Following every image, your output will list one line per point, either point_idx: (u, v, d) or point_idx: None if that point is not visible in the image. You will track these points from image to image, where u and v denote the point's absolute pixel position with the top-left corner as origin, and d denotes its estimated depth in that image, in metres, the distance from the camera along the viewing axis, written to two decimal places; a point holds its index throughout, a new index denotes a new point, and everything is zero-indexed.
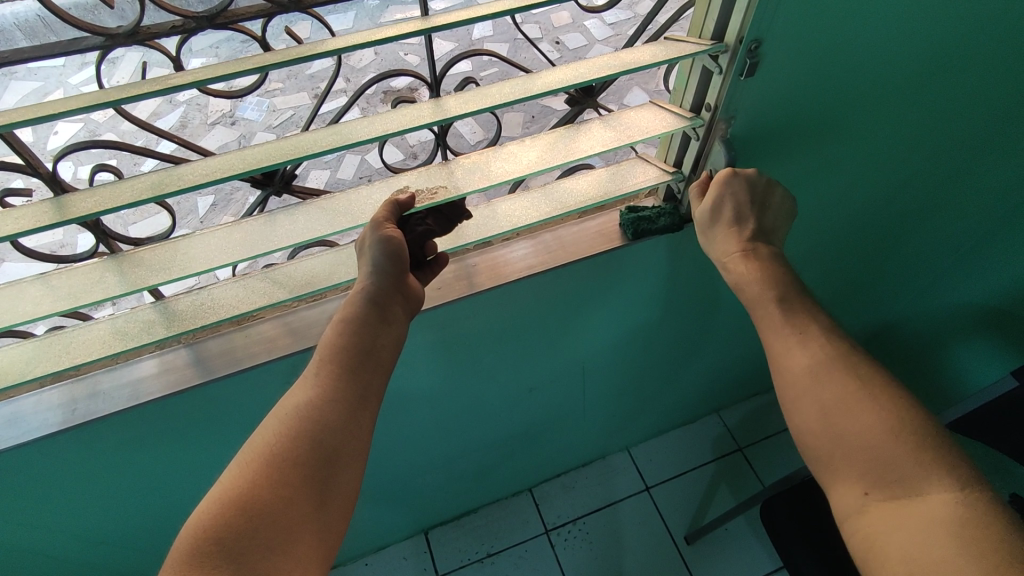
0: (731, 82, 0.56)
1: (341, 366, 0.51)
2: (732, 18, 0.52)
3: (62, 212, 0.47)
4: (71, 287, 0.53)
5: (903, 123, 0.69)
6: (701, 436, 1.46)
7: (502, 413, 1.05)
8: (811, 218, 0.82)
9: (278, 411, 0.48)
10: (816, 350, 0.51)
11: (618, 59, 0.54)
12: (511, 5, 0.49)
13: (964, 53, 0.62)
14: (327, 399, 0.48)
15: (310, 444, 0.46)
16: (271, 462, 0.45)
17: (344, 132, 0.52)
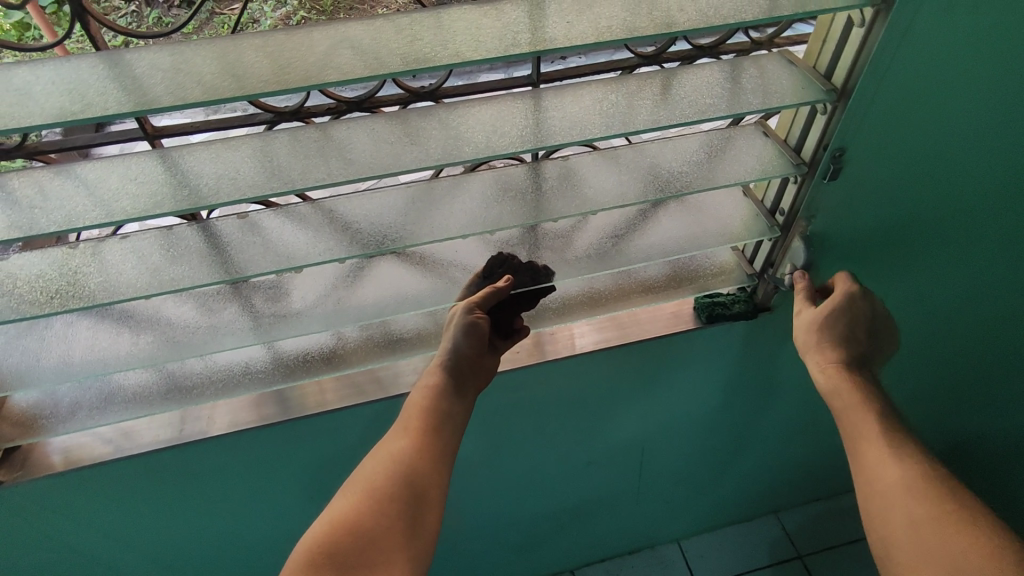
0: (814, 183, 0.59)
1: (424, 427, 0.61)
2: (810, 135, 0.58)
3: (228, 269, 0.56)
4: (202, 337, 0.62)
5: (984, 241, 0.71)
6: (758, 537, 1.39)
7: (558, 487, 1.05)
8: (890, 321, 0.82)
9: (369, 458, 0.59)
10: (904, 464, 0.55)
11: (707, 171, 0.61)
12: (619, 97, 0.53)
13: None
14: (421, 449, 0.59)
15: (399, 484, 0.56)
16: (364, 497, 0.55)
17: (450, 219, 0.60)
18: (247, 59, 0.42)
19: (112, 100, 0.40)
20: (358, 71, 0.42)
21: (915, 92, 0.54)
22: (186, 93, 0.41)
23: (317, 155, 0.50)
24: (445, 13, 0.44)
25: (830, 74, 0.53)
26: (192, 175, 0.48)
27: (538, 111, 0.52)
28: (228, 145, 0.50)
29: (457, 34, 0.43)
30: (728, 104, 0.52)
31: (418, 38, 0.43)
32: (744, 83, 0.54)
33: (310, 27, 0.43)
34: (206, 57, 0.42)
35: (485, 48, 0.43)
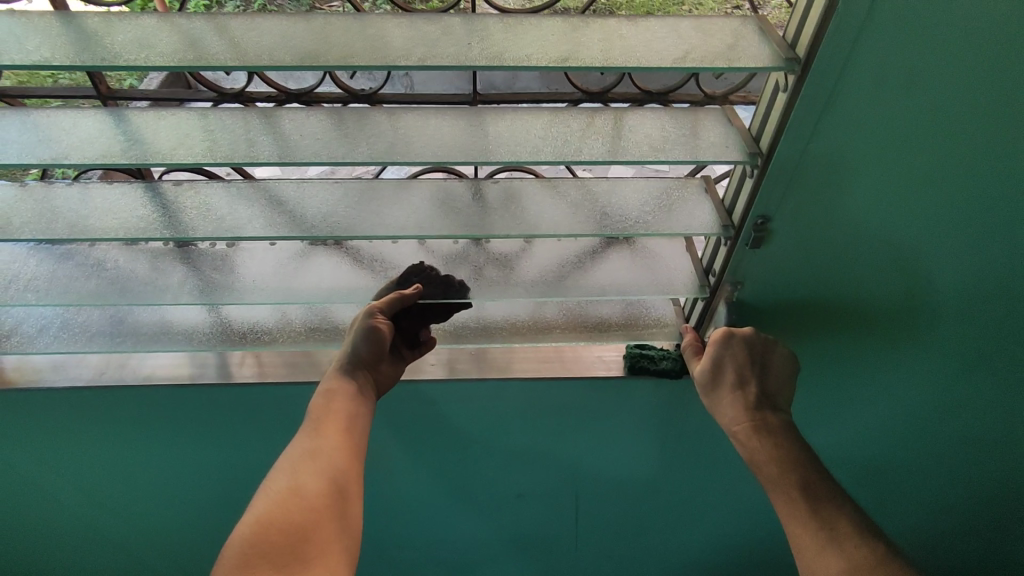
0: (738, 251, 0.58)
1: (340, 424, 0.63)
2: (740, 200, 0.56)
3: (172, 228, 0.59)
4: (135, 290, 0.66)
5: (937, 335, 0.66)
6: None
7: (490, 517, 1.02)
8: (845, 406, 0.77)
9: (291, 455, 0.60)
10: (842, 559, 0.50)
11: (638, 218, 0.60)
12: (539, 127, 0.54)
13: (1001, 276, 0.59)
14: (325, 445, 0.61)
15: (323, 480, 0.58)
16: (291, 494, 0.56)
17: (382, 219, 0.62)
18: (152, 35, 0.44)
19: (27, 52, 0.43)
20: (253, 60, 0.44)
21: (841, 165, 0.52)
22: (89, 56, 0.43)
23: (242, 136, 0.52)
24: (363, 19, 0.46)
25: (758, 137, 0.52)
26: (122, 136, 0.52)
27: (457, 127, 0.54)
28: (167, 112, 0.53)
29: (368, 40, 0.45)
30: (649, 152, 0.52)
31: (330, 39, 0.45)
32: (671, 135, 0.53)
33: (219, 16, 0.45)
34: (121, 27, 0.44)
35: (388, 56, 0.44)
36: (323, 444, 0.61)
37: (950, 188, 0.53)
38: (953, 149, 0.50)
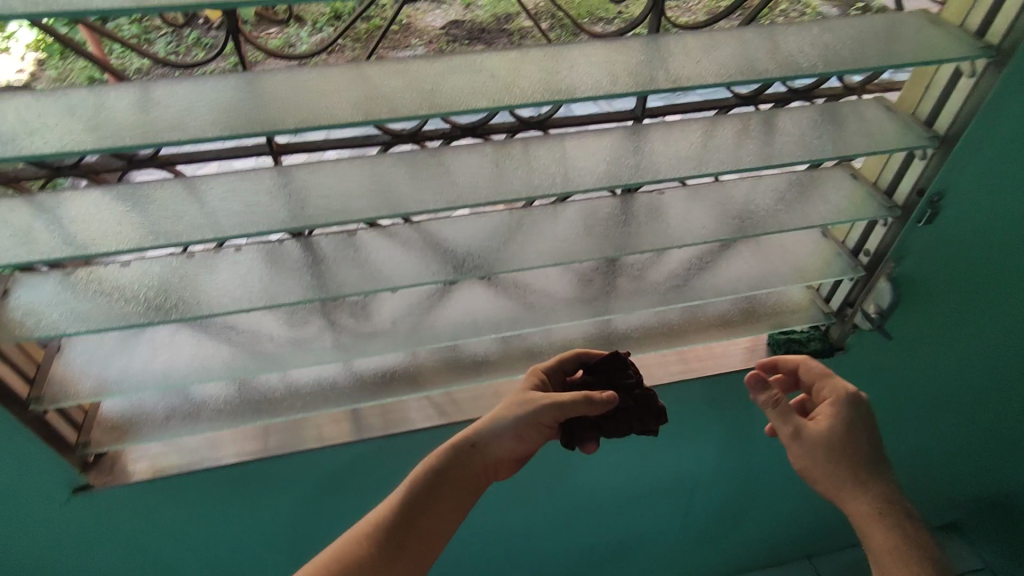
0: (906, 226, 0.61)
1: (423, 514, 0.53)
2: (906, 179, 0.59)
3: (322, 290, 0.56)
4: (284, 353, 0.62)
5: None
6: None
7: (605, 524, 1.03)
8: (968, 376, 0.82)
9: (375, 517, 0.53)
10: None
11: (794, 209, 0.61)
12: (723, 134, 0.55)
13: None
14: (412, 539, 0.52)
15: (405, 556, 0.51)
16: (355, 572, 0.50)
17: (526, 244, 0.61)
18: (390, 86, 0.44)
19: (272, 120, 0.42)
20: (498, 98, 0.43)
21: (1005, 143, 0.56)
22: (336, 115, 0.42)
23: (440, 179, 0.51)
24: (577, 50, 0.46)
25: (932, 120, 0.55)
26: (318, 192, 0.50)
27: (646, 145, 0.54)
28: (358, 163, 0.52)
29: (590, 71, 0.46)
30: (835, 146, 0.54)
31: (552, 75, 0.45)
32: (846, 126, 0.55)
33: (444, 58, 0.45)
34: (355, 84, 0.44)
35: (618, 86, 0.45)
36: (398, 540, 0.52)
37: None
38: None
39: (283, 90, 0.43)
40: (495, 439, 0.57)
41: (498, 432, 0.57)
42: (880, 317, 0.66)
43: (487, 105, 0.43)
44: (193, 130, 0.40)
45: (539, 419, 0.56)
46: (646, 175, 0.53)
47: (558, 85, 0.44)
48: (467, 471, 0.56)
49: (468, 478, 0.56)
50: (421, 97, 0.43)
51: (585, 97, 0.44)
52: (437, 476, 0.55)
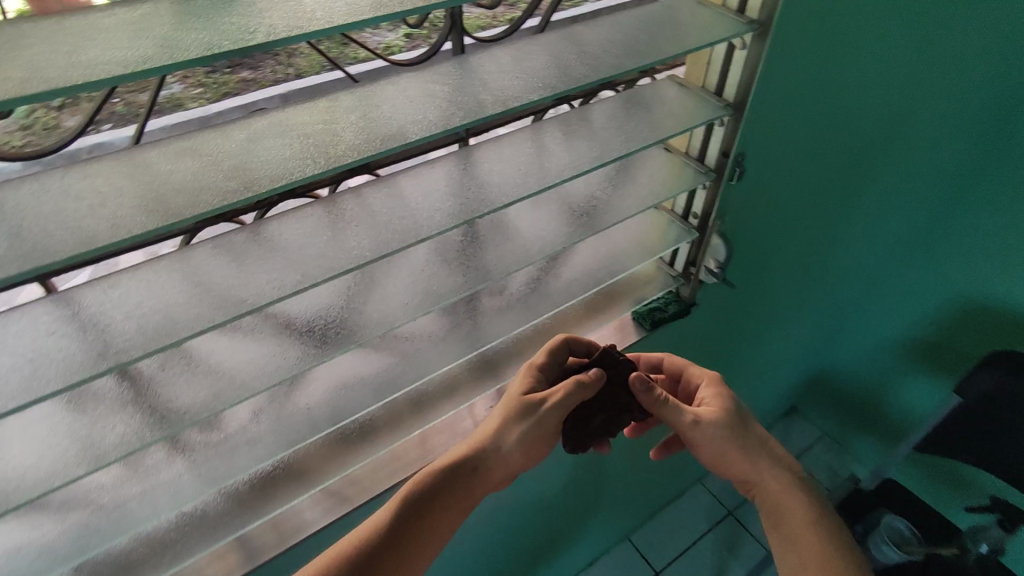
0: (724, 186, 0.65)
1: (414, 539, 0.54)
2: (710, 145, 0.64)
3: (160, 428, 0.48)
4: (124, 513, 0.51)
5: (830, 209, 0.85)
6: (696, 507, 1.49)
7: (525, 525, 1.04)
8: (784, 282, 0.94)
9: (357, 535, 0.54)
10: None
11: (619, 196, 0.65)
12: (546, 139, 0.56)
13: (865, 152, 0.78)
14: (395, 567, 0.53)
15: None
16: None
17: (383, 297, 0.58)
18: (193, 168, 0.37)
19: (36, 248, 0.32)
20: (333, 160, 0.38)
21: (783, 98, 0.62)
22: (134, 227, 0.34)
23: (276, 260, 0.47)
24: (382, 87, 0.43)
25: (720, 90, 0.60)
26: (122, 315, 0.43)
27: (472, 165, 0.54)
28: (162, 266, 0.46)
29: (409, 109, 0.42)
30: (648, 132, 0.57)
31: (374, 120, 0.41)
32: (652, 110, 0.59)
33: (247, 121, 0.39)
34: (143, 178, 0.36)
35: (444, 120, 0.42)
36: (382, 572, 0.52)
37: (845, 96, 0.67)
38: (849, 64, 0.64)
39: (45, 204, 0.34)
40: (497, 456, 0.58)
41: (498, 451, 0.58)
42: (721, 272, 0.71)
43: (304, 174, 0.37)
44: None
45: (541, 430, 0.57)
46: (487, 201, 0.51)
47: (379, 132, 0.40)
48: (464, 487, 0.57)
49: (465, 493, 0.57)
50: (225, 182, 0.36)
51: (422, 139, 0.40)
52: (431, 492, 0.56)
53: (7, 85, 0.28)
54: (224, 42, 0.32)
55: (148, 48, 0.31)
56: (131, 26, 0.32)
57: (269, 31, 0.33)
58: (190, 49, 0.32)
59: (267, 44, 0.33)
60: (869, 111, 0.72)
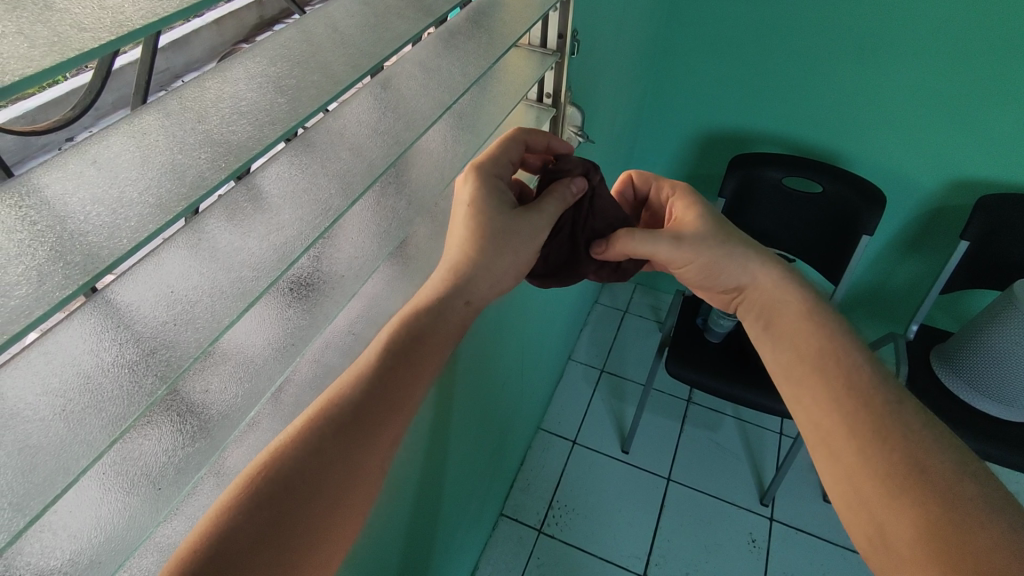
0: (566, 61, 0.81)
1: (389, 398, 0.53)
2: (548, 31, 0.78)
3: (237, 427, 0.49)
4: None
5: (603, 81, 1.09)
6: (576, 380, 1.75)
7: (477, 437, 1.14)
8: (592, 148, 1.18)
9: (340, 393, 0.51)
10: (909, 447, 0.53)
11: (501, 85, 0.74)
12: (438, 38, 0.64)
13: (612, 25, 1.03)
14: (380, 417, 0.52)
15: (373, 436, 0.51)
16: (330, 446, 0.48)
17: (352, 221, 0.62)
18: (234, 104, 0.36)
19: (161, 202, 0.30)
20: (357, 66, 0.41)
21: None
22: (252, 147, 0.34)
23: (292, 206, 0.43)
24: (332, 6, 0.46)
25: None
26: (181, 301, 0.37)
27: (398, 72, 0.58)
28: (184, 241, 0.40)
29: (365, 21, 0.46)
30: (515, 20, 0.68)
31: (346, 36, 0.44)
32: (506, 5, 0.70)
33: (243, 57, 0.39)
34: (197, 126, 0.35)
35: (412, 22, 0.46)
36: (367, 424, 0.51)
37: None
38: None
39: (122, 165, 0.32)
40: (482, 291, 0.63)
41: (480, 286, 0.63)
42: (581, 132, 0.90)
43: (343, 84, 0.39)
44: (71, 261, 0.27)
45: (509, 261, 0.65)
46: (437, 96, 0.56)
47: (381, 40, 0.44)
48: (439, 333, 0.60)
49: (438, 339, 0.60)
50: (286, 111, 0.36)
51: (403, 43, 0.44)
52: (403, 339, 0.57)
53: (121, 21, 0.26)
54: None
55: None
56: None
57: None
58: None
59: None
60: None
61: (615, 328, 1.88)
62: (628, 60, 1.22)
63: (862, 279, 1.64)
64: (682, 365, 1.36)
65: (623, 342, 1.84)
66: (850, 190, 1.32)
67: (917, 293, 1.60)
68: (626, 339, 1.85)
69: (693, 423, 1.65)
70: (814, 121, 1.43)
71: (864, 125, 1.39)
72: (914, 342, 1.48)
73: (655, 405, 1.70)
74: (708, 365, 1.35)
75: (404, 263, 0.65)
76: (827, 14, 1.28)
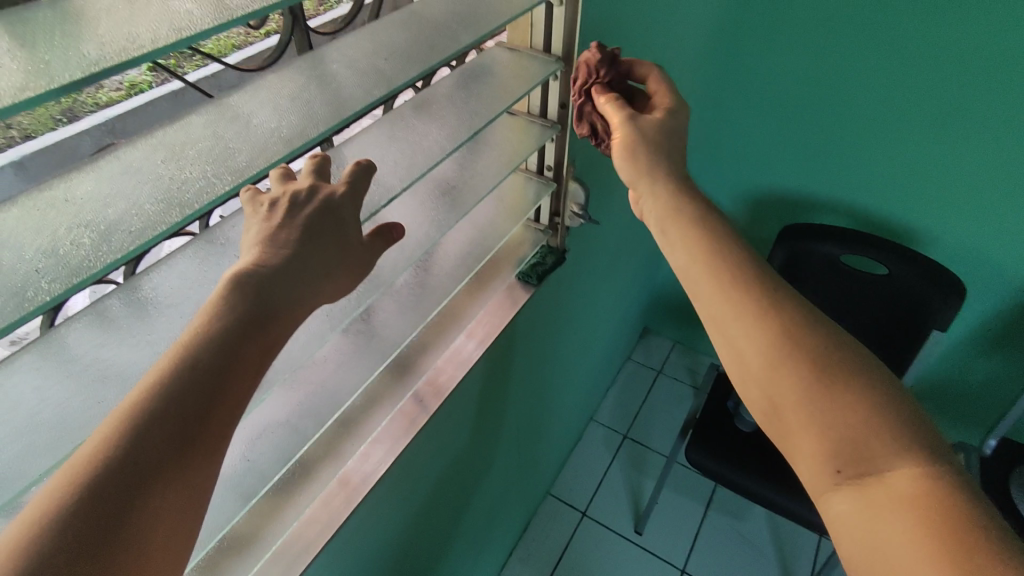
0: (569, 132, 0.72)
1: (218, 374, 0.31)
2: (549, 99, 0.69)
3: None
4: None
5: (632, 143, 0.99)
6: (595, 443, 1.62)
7: (463, 514, 1.05)
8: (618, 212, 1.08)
9: (148, 381, 0.30)
10: (864, 408, 0.40)
11: (486, 159, 0.66)
12: (402, 112, 0.56)
13: (645, 83, 0.93)
14: (215, 402, 0.31)
15: (203, 428, 0.30)
16: (142, 463, 0.28)
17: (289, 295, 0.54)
18: (34, 238, 0.31)
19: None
20: (211, 187, 0.34)
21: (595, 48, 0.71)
22: (38, 292, 0.29)
23: (168, 316, 0.40)
24: (232, 97, 0.39)
25: (548, 47, 0.65)
26: (9, 429, 0.34)
27: (342, 157, 0.51)
28: (35, 354, 0.37)
29: (281, 110, 0.40)
30: (498, 92, 0.59)
31: (228, 140, 0.37)
32: (494, 74, 0.62)
33: (83, 170, 0.34)
34: (25, 239, 0.30)
35: (310, 122, 0.39)
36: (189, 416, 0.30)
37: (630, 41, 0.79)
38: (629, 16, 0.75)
39: None
40: (319, 284, 0.37)
41: (309, 280, 0.36)
42: (586, 209, 0.80)
43: (174, 220, 0.32)
44: None
45: (344, 241, 0.38)
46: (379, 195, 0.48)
47: (259, 149, 0.37)
48: (276, 318, 0.34)
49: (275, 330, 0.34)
50: (88, 259, 0.30)
51: (307, 143, 0.38)
52: (261, 299, 0.34)
53: None
54: (102, 56, 0.27)
55: (15, 77, 0.25)
56: None
57: (149, 34, 0.28)
58: (68, 70, 0.26)
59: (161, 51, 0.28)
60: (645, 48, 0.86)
61: (646, 389, 1.75)
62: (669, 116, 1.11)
63: (934, 371, 1.43)
64: (704, 453, 1.22)
65: (652, 407, 1.70)
66: (919, 274, 1.15)
67: (1000, 395, 1.38)
68: (656, 403, 1.71)
69: (719, 508, 1.49)
70: (884, 192, 1.27)
71: (946, 200, 1.20)
72: (991, 456, 1.27)
73: (679, 482, 1.55)
74: (733, 456, 1.21)
75: (341, 361, 0.59)
76: (904, 77, 1.12)
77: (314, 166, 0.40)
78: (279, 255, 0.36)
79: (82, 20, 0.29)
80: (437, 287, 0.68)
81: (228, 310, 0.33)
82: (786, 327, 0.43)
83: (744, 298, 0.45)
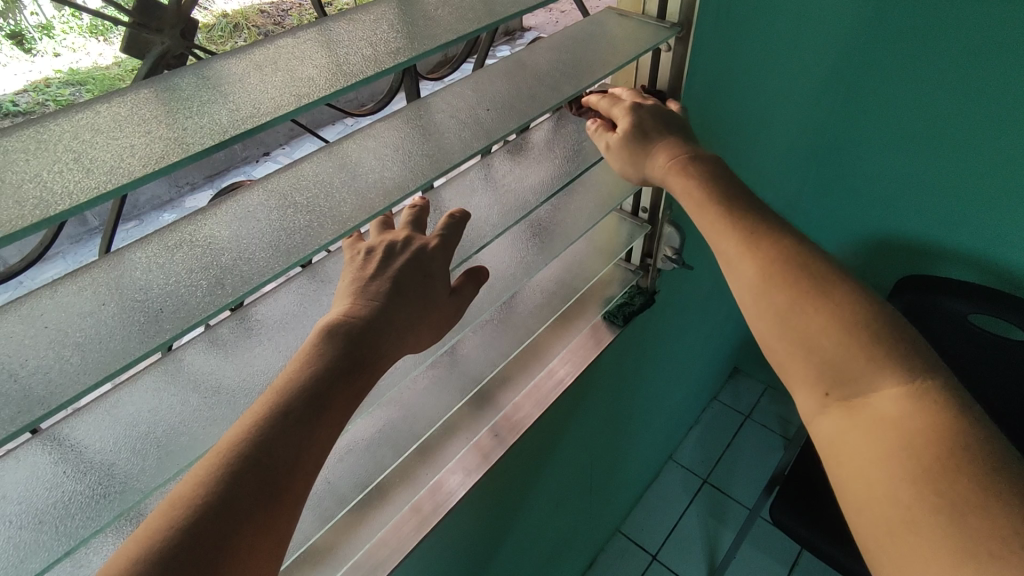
0: None
1: (313, 409, 0.35)
2: None
3: None
4: None
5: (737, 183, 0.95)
6: (673, 484, 1.56)
7: (529, 546, 1.04)
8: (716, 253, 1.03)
9: (253, 412, 0.34)
10: (907, 392, 0.40)
11: (580, 201, 0.65)
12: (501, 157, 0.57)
13: (756, 124, 0.89)
14: (309, 435, 0.34)
15: (301, 457, 0.34)
16: (248, 483, 0.31)
17: None
18: (162, 279, 0.34)
19: (59, 383, 0.29)
20: (316, 236, 0.36)
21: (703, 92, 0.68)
22: (159, 332, 0.32)
23: (270, 347, 0.43)
24: (338, 147, 0.42)
25: (652, 92, 0.63)
26: (125, 449, 0.37)
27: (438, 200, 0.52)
28: (155, 374, 0.41)
29: (384, 159, 0.42)
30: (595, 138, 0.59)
31: (333, 190, 0.39)
32: None
33: (209, 215, 0.37)
34: (155, 279, 0.34)
35: (411, 176, 0.40)
36: (289, 443, 0.33)
37: (742, 83, 0.75)
38: (742, 59, 0.72)
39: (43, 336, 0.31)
40: (409, 322, 0.41)
41: (398, 324, 0.41)
42: (680, 252, 0.78)
43: (280, 267, 0.35)
44: None
45: (431, 288, 0.43)
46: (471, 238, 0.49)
47: (361, 200, 0.38)
48: (369, 355, 0.39)
49: (369, 369, 0.38)
50: (202, 302, 0.33)
51: (407, 193, 0.39)
52: (357, 343, 0.38)
53: None
54: (231, 122, 0.30)
55: (149, 148, 0.29)
56: (121, 130, 0.30)
57: (271, 101, 0.32)
58: (199, 138, 0.29)
59: (267, 119, 0.31)
60: (757, 89, 0.82)
61: (733, 434, 1.66)
62: (778, 154, 1.05)
63: None
64: (791, 514, 1.14)
65: (738, 454, 1.61)
66: None
67: None
68: (743, 450, 1.62)
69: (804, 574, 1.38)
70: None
71: None
72: None
73: (761, 539, 1.45)
74: (824, 521, 1.11)
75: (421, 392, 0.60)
76: None
77: (411, 218, 0.46)
78: (375, 297, 0.41)
79: (216, 88, 0.32)
80: (521, 324, 0.68)
81: (326, 346, 0.37)
82: (817, 308, 0.43)
83: (785, 292, 0.44)
